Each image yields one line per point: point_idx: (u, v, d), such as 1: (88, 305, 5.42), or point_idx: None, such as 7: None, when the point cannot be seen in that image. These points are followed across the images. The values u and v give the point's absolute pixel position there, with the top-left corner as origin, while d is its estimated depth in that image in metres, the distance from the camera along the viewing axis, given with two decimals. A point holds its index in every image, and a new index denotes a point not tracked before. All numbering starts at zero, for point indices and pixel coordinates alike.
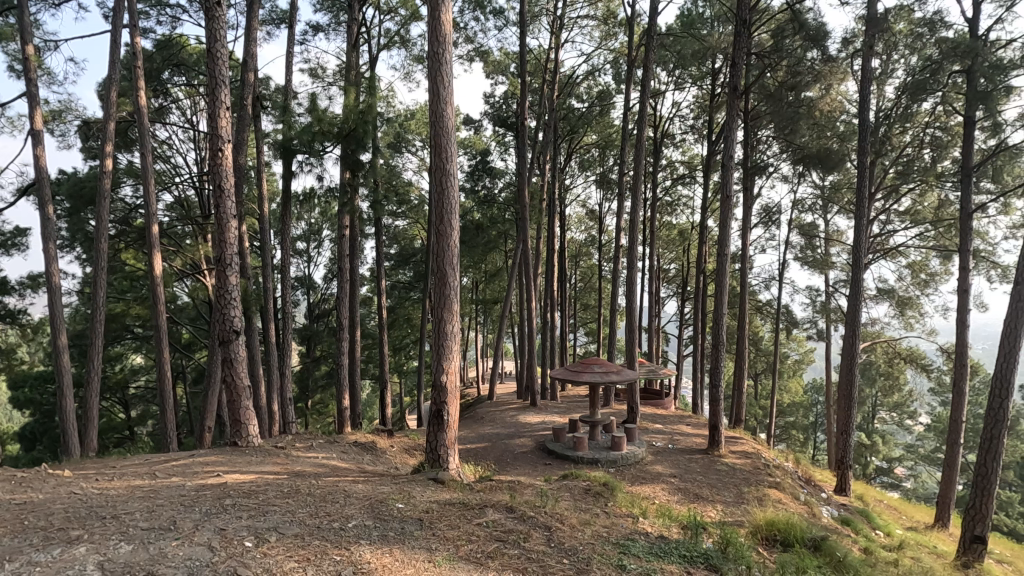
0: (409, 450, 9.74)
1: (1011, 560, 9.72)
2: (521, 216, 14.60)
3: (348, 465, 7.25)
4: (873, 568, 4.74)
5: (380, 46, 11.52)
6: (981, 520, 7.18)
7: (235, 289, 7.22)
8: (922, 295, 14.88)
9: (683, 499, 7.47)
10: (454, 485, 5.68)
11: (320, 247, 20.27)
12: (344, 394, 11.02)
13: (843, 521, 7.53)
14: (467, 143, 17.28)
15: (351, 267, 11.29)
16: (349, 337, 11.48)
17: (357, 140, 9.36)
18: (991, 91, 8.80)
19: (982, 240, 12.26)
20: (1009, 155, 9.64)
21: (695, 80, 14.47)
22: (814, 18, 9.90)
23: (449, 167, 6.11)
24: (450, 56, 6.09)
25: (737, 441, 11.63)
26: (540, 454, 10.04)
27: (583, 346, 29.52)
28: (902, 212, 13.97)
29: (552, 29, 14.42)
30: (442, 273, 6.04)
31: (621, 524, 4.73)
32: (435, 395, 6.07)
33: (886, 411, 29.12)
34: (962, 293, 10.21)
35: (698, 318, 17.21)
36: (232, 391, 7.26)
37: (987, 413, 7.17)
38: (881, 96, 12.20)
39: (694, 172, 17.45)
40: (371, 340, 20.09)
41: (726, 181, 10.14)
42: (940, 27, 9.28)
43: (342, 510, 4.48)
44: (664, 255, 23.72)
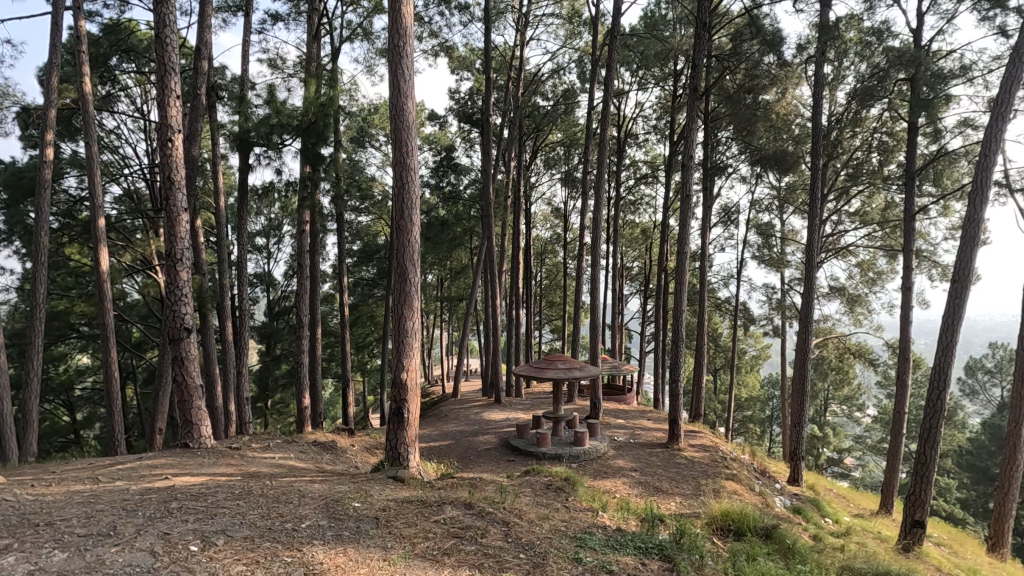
0: (371, 449, 9.59)
1: (948, 543, 10.28)
2: (486, 213, 14.55)
3: (306, 465, 7.10)
4: (820, 554, 4.93)
5: (342, 39, 11.27)
6: (921, 505, 7.55)
7: (187, 285, 6.96)
8: (870, 293, 15.58)
9: (643, 493, 7.62)
10: (414, 484, 5.63)
11: (280, 243, 19.79)
12: (304, 394, 10.76)
13: (795, 511, 7.82)
14: (432, 138, 17.10)
15: (311, 263, 11.03)
16: (311, 335, 11.25)
17: (318, 133, 9.11)
18: (933, 99, 9.26)
19: (924, 241, 12.91)
20: (948, 160, 10.18)
21: (658, 80, 14.71)
22: (770, 24, 10.22)
23: (409, 162, 6.03)
24: (411, 50, 5.99)
25: (697, 434, 11.92)
26: (503, 450, 10.06)
27: (549, 343, 29.74)
28: (852, 213, 14.54)
29: (518, 27, 14.41)
30: (402, 270, 5.96)
31: (580, 518, 4.79)
32: (395, 393, 5.99)
33: (836, 404, 30.43)
34: (906, 291, 10.73)
35: (660, 315, 17.60)
36: (182, 391, 7.00)
37: (927, 405, 7.53)
38: (832, 101, 12.65)
39: (657, 171, 17.78)
40: (333, 338, 19.73)
41: (686, 181, 10.31)
42: (887, 36, 9.78)
43: (296, 510, 4.38)
44: (628, 253, 24.18)
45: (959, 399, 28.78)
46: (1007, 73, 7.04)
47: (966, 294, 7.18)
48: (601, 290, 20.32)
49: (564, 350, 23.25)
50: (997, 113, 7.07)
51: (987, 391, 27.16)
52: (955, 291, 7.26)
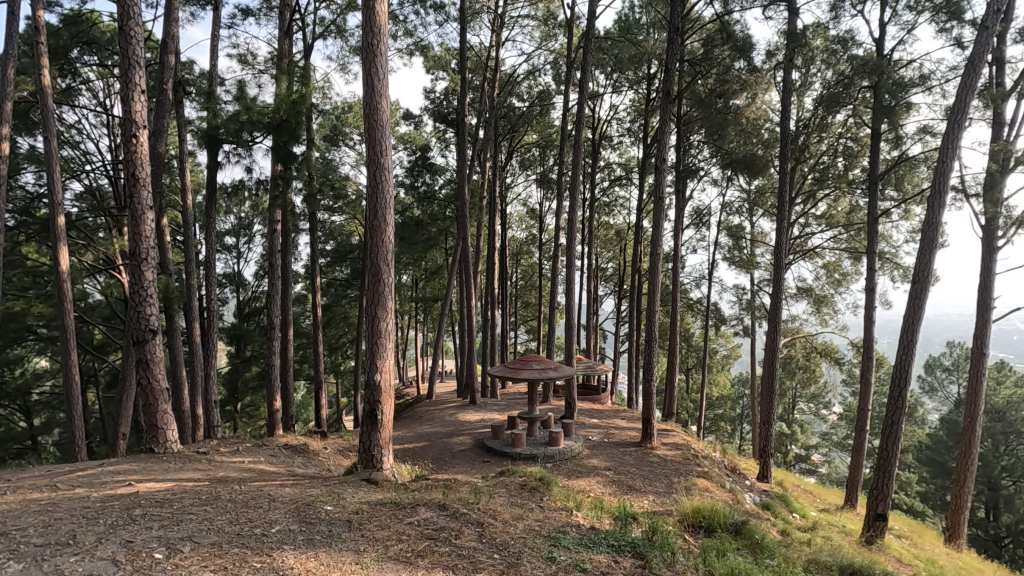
0: (344, 452, 9.47)
1: (908, 534, 10.64)
2: (461, 213, 14.50)
3: (277, 468, 6.97)
4: (788, 548, 5.05)
5: (315, 35, 11.09)
6: (883, 499, 7.79)
7: (152, 286, 6.76)
8: (835, 293, 16.04)
9: (616, 492, 7.69)
10: (388, 486, 5.58)
11: (251, 242, 19.40)
12: (275, 396, 10.56)
13: (764, 507, 8.00)
14: (407, 138, 16.97)
15: (283, 263, 10.84)
16: (282, 336, 11.06)
17: (289, 131, 8.93)
18: (894, 106, 9.58)
19: (886, 243, 13.34)
20: (909, 165, 10.56)
21: (633, 83, 14.88)
22: (741, 30, 10.45)
23: (383, 161, 5.97)
24: (385, 48, 5.93)
25: (669, 433, 12.09)
26: (478, 451, 10.05)
27: (524, 343, 29.87)
28: (819, 216, 14.95)
29: (493, 28, 14.42)
30: (376, 271, 5.89)
31: (554, 517, 4.81)
32: (368, 395, 5.93)
33: (804, 402, 31.27)
34: (870, 292, 11.08)
35: (634, 315, 17.80)
36: (147, 394, 6.79)
37: (889, 402, 7.79)
38: (800, 107, 12.99)
39: (631, 173, 17.98)
40: (305, 340, 19.41)
41: (659, 183, 10.44)
42: (851, 45, 10.10)
43: (266, 515, 4.30)
44: (602, 254, 24.41)
45: (919, 396, 29.84)
46: (962, 82, 7.33)
47: (925, 294, 7.45)
48: (576, 291, 20.46)
49: (539, 350, 23.34)
50: (954, 120, 7.35)
51: (945, 388, 28.17)
52: (916, 291, 7.51)
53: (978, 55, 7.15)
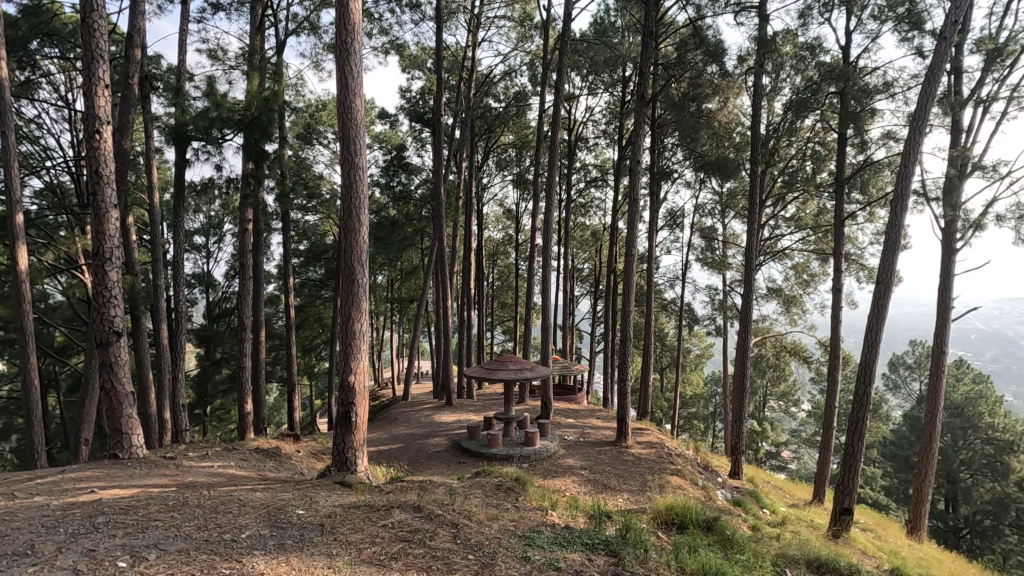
0: (317, 454, 9.33)
1: (873, 527, 10.97)
2: (437, 214, 14.43)
3: (248, 473, 6.83)
4: (757, 543, 5.16)
5: (288, 32, 10.91)
6: (849, 494, 8.00)
7: (116, 286, 6.57)
8: (804, 294, 16.45)
9: (591, 490, 7.75)
10: (363, 489, 5.53)
11: (221, 242, 18.98)
12: (246, 399, 10.35)
13: (735, 503, 8.15)
14: (382, 137, 16.83)
15: (254, 263, 10.63)
16: (254, 337, 10.84)
17: (261, 128, 8.74)
18: (860, 112, 9.87)
19: (852, 244, 13.74)
20: (873, 169, 10.89)
21: (608, 86, 15.02)
22: (713, 35, 10.66)
23: (357, 161, 5.91)
24: (359, 47, 5.87)
25: (644, 431, 12.23)
26: (454, 452, 10.02)
27: (500, 344, 29.90)
28: (788, 218, 15.31)
29: (469, 28, 14.40)
30: (350, 271, 5.82)
31: (529, 517, 4.82)
32: (343, 396, 5.85)
33: (774, 400, 31.97)
34: (837, 292, 11.40)
35: (609, 315, 17.95)
36: (111, 398, 6.58)
37: (855, 398, 8.01)
38: (770, 111, 13.28)
39: (606, 174, 18.15)
40: (278, 341, 19.06)
41: (634, 185, 10.54)
42: (819, 51, 10.39)
43: (236, 520, 4.21)
44: (578, 255, 24.58)
45: (883, 393, 30.79)
46: (923, 90, 7.60)
47: (889, 294, 7.69)
48: (552, 291, 20.54)
49: (515, 351, 23.38)
50: (915, 126, 7.61)
51: (908, 385, 29.08)
52: (880, 292, 7.73)
53: (938, 64, 7.42)
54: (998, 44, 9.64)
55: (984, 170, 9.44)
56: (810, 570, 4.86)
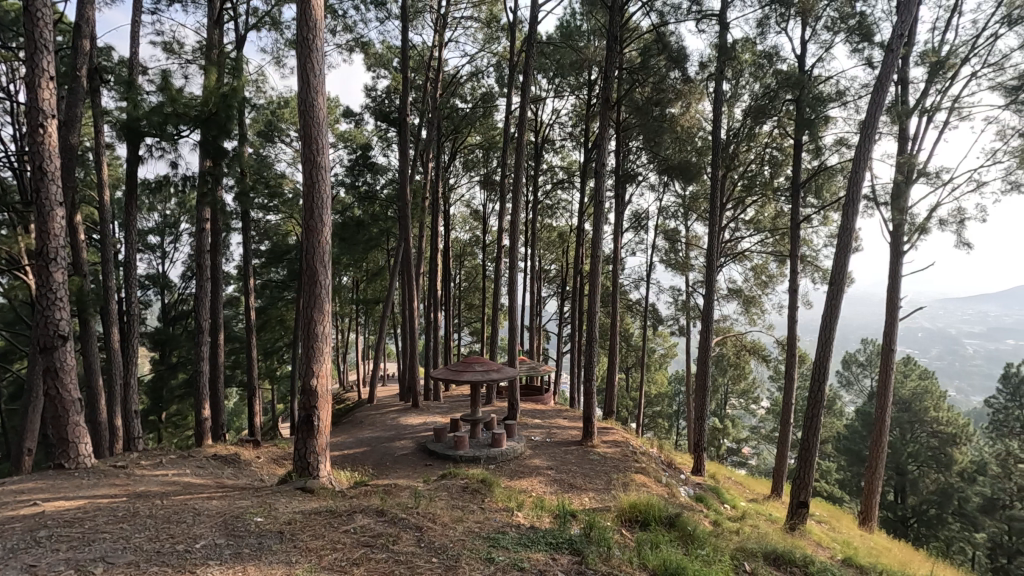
0: (278, 460, 9.09)
1: (827, 519, 11.38)
2: (404, 214, 14.27)
3: (205, 480, 6.60)
4: (718, 538, 5.28)
5: (248, 26, 10.62)
6: (804, 487, 8.28)
7: (62, 288, 6.26)
8: (762, 294, 16.97)
9: (558, 490, 7.80)
10: (325, 494, 5.42)
11: (177, 242, 18.32)
12: (204, 403, 10.00)
13: (697, 499, 8.33)
14: (347, 136, 16.55)
15: (213, 263, 10.31)
16: (212, 341, 10.50)
17: (219, 125, 8.47)
18: (815, 119, 10.23)
19: (808, 247, 14.23)
20: (827, 174, 11.30)
21: (574, 89, 15.15)
22: (676, 41, 10.91)
23: (319, 160, 5.79)
24: (321, 44, 5.75)
25: (609, 430, 12.38)
26: (420, 455, 9.92)
27: (467, 345, 29.82)
28: (747, 220, 15.75)
29: (436, 28, 14.30)
30: (312, 272, 5.70)
31: (495, 519, 4.81)
32: (305, 400, 5.72)
33: (735, 398, 32.83)
34: (793, 292, 11.79)
35: (575, 316, 18.08)
36: (56, 405, 6.27)
37: (810, 395, 8.31)
38: (730, 116, 13.65)
39: (572, 176, 18.33)
40: (238, 344, 18.51)
41: (599, 187, 10.63)
42: (776, 60, 10.77)
43: (189, 530, 4.06)
44: (545, 256, 24.73)
45: (837, 389, 32.02)
46: (872, 99, 7.94)
47: (842, 294, 8.00)
48: (519, 292, 20.58)
49: (483, 352, 23.31)
50: (865, 134, 7.94)
51: (860, 381, 30.29)
52: (833, 292, 8.04)
53: (886, 74, 7.77)
54: (940, 57, 10.16)
55: (928, 177, 9.93)
56: (767, 562, 5.01)
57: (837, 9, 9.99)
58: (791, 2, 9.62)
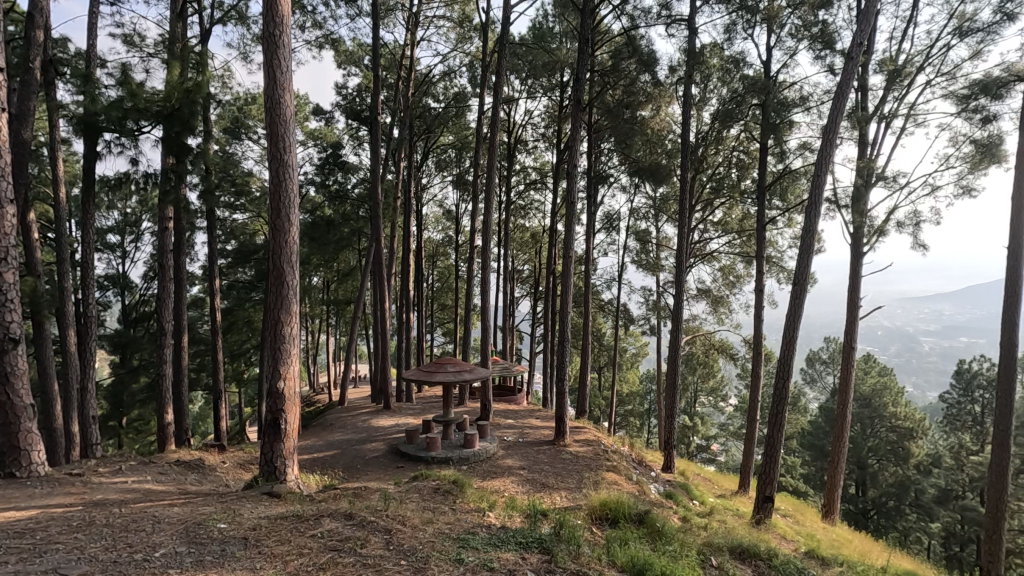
0: (245, 465, 8.88)
1: (792, 513, 11.70)
2: (375, 213, 14.10)
3: (167, 487, 6.40)
4: (686, 534, 5.38)
5: (214, 20, 10.34)
6: (769, 482, 8.49)
7: (13, 290, 5.99)
8: (730, 294, 17.35)
9: (530, 490, 7.83)
10: (292, 499, 5.32)
11: (138, 241, 17.73)
12: (166, 408, 9.71)
13: (667, 496, 8.48)
14: (317, 134, 16.29)
15: (176, 263, 10.02)
16: (175, 343, 10.22)
17: (183, 121, 8.24)
18: (779, 124, 10.51)
19: (773, 248, 14.61)
20: (791, 177, 11.63)
21: (546, 90, 15.21)
22: (646, 45, 11.10)
23: (287, 158, 5.69)
24: (289, 40, 5.65)
25: (581, 430, 12.47)
26: (392, 457, 9.83)
27: (441, 346, 29.67)
28: (716, 222, 16.08)
29: (407, 26, 14.18)
30: (279, 273, 5.61)
31: (465, 519, 4.80)
32: (272, 404, 5.61)
33: (704, 396, 33.47)
34: (759, 292, 12.08)
35: (548, 317, 18.15)
36: (7, 411, 6.00)
37: (775, 393, 8.52)
38: (699, 120, 13.92)
39: (545, 177, 18.42)
40: (203, 346, 18.01)
41: (572, 188, 10.69)
42: (743, 65, 11.03)
43: (149, 539, 3.94)
44: (518, 257, 24.78)
45: (801, 386, 32.95)
46: (834, 104, 8.19)
47: (805, 293, 8.23)
48: (492, 293, 20.55)
49: (456, 353, 23.20)
50: (827, 139, 8.19)
51: (823, 379, 31.19)
52: (797, 292, 8.26)
53: (846, 81, 8.04)
54: (897, 66, 10.55)
55: (886, 181, 10.31)
56: (733, 556, 5.14)
57: (800, 16, 10.28)
58: (757, 9, 9.86)
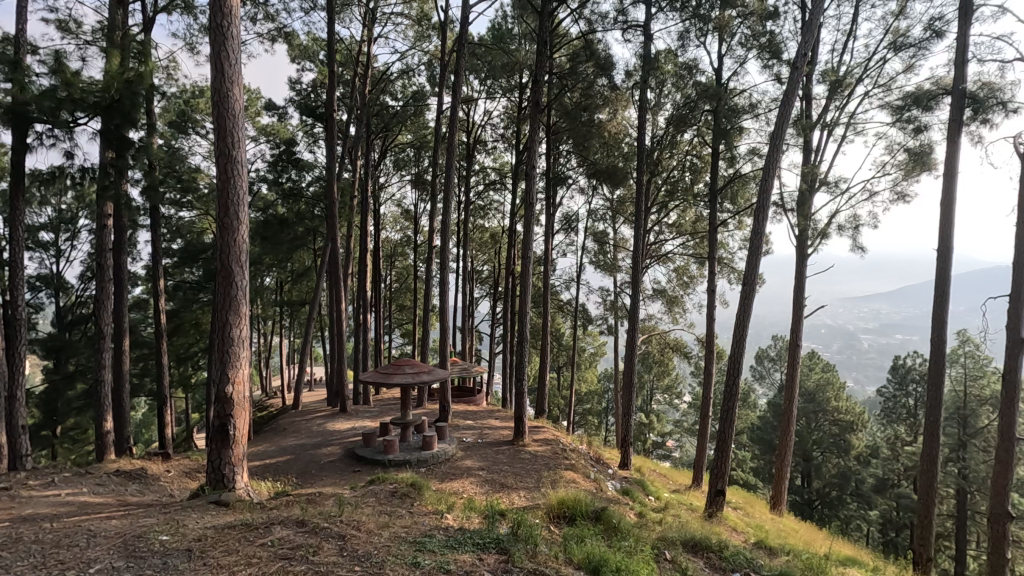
0: (191, 474, 8.51)
1: (742, 506, 12.11)
2: (330, 212, 13.78)
3: (104, 499, 6.07)
4: (642, 529, 5.48)
5: (157, 8, 9.87)
6: (721, 477, 8.77)
7: None
8: (684, 294, 17.80)
9: (489, 490, 7.82)
10: (241, 507, 5.14)
11: (74, 239, 16.73)
12: (105, 416, 9.18)
13: (624, 493, 8.64)
14: (269, 130, 15.78)
15: (116, 263, 9.50)
16: (115, 347, 9.70)
17: (123, 113, 7.83)
18: (730, 129, 10.88)
19: (724, 250, 15.09)
20: (741, 181, 12.05)
21: (505, 91, 15.23)
22: (603, 49, 11.32)
23: (235, 154, 5.49)
24: (238, 32, 5.45)
25: (540, 429, 12.54)
26: (348, 461, 9.63)
27: (399, 347, 29.28)
28: (670, 225, 16.49)
29: (364, 22, 13.93)
30: (227, 273, 5.41)
31: (422, 522, 4.75)
32: (219, 408, 5.40)
33: (659, 394, 34.27)
34: (711, 292, 12.44)
35: (508, 317, 18.16)
36: None
37: (727, 390, 8.80)
38: (655, 124, 14.23)
39: (504, 177, 18.45)
40: (146, 350, 17.17)
41: (531, 189, 10.73)
42: (695, 72, 11.37)
43: (82, 554, 3.72)
44: (477, 257, 24.73)
45: (751, 382, 34.17)
46: (781, 112, 8.52)
47: (754, 294, 8.53)
48: (451, 293, 20.40)
49: (414, 354, 22.92)
50: (774, 145, 8.51)
51: (771, 375, 32.43)
52: (746, 292, 8.56)
53: (791, 90, 8.39)
54: (838, 76, 11.10)
55: (828, 186, 10.81)
56: (686, 549, 5.30)
57: (749, 26, 10.66)
58: (710, 18, 10.16)
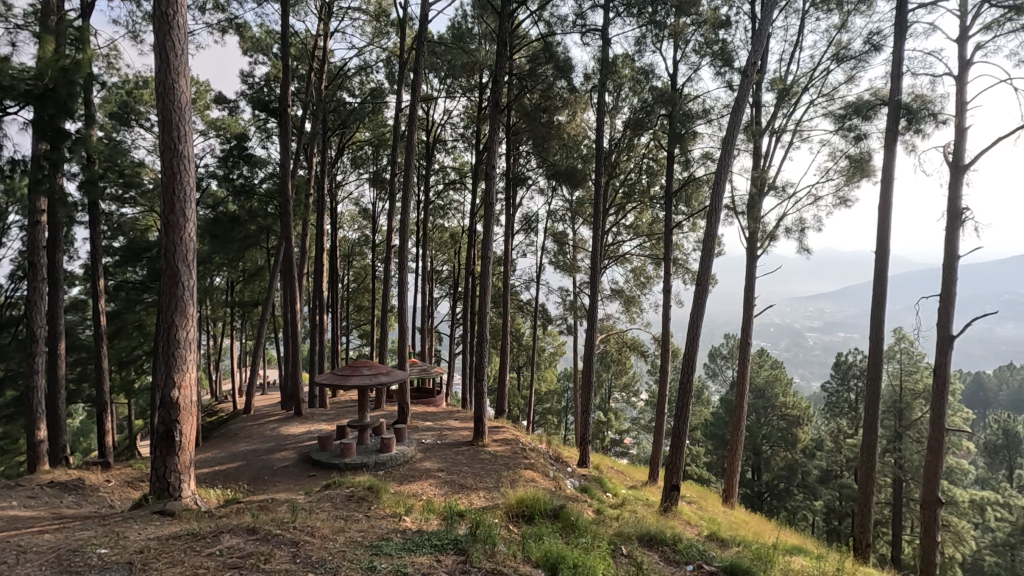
0: (135, 483, 8.10)
1: (696, 499, 12.46)
2: (284, 210, 13.39)
3: (37, 512, 5.71)
4: (599, 525, 5.58)
5: None
6: (676, 471, 9.00)
7: None
8: (641, 294, 18.16)
9: (448, 491, 7.78)
10: (188, 516, 4.94)
11: (3, 236, 15.65)
12: (40, 424, 8.65)
13: (583, 490, 8.75)
14: (219, 124, 15.18)
15: (51, 262, 8.96)
16: (50, 352, 9.13)
17: (59, 103, 7.41)
18: (685, 133, 11.18)
19: (679, 251, 15.48)
20: (695, 184, 12.41)
21: (465, 90, 15.20)
22: (562, 51, 11.45)
23: (181, 149, 5.26)
24: (184, 21, 5.23)
25: (499, 429, 12.55)
26: (302, 465, 9.38)
27: (356, 348, 28.72)
28: (628, 226, 16.80)
29: (320, 16, 13.60)
30: (173, 272, 5.19)
31: (379, 525, 4.68)
32: (164, 413, 5.17)
33: (617, 393, 34.86)
34: (667, 293, 12.75)
35: (468, 317, 18.08)
36: None
37: (682, 387, 9.03)
38: (613, 127, 14.45)
39: (464, 177, 18.37)
40: (84, 354, 16.22)
41: (491, 190, 10.70)
42: (652, 77, 11.61)
43: (10, 573, 3.48)
44: (437, 257, 24.55)
45: (704, 380, 35.20)
46: (732, 117, 8.81)
47: (707, 293, 8.79)
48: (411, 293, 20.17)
49: (372, 355, 22.52)
50: (727, 150, 8.79)
51: (723, 373, 33.49)
52: (700, 292, 8.82)
53: (742, 97, 8.69)
54: (786, 85, 11.56)
55: (776, 191, 11.25)
56: (641, 543, 5.42)
57: (703, 34, 10.98)
58: (665, 23, 10.38)
